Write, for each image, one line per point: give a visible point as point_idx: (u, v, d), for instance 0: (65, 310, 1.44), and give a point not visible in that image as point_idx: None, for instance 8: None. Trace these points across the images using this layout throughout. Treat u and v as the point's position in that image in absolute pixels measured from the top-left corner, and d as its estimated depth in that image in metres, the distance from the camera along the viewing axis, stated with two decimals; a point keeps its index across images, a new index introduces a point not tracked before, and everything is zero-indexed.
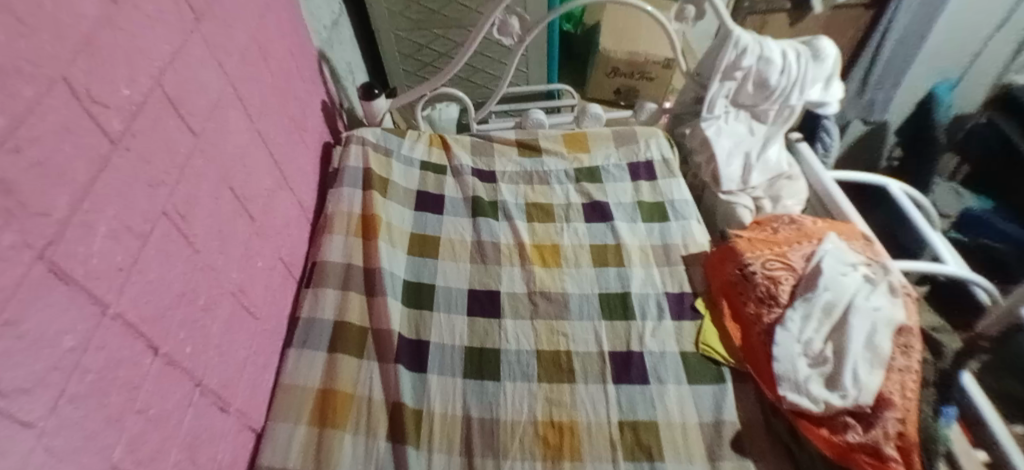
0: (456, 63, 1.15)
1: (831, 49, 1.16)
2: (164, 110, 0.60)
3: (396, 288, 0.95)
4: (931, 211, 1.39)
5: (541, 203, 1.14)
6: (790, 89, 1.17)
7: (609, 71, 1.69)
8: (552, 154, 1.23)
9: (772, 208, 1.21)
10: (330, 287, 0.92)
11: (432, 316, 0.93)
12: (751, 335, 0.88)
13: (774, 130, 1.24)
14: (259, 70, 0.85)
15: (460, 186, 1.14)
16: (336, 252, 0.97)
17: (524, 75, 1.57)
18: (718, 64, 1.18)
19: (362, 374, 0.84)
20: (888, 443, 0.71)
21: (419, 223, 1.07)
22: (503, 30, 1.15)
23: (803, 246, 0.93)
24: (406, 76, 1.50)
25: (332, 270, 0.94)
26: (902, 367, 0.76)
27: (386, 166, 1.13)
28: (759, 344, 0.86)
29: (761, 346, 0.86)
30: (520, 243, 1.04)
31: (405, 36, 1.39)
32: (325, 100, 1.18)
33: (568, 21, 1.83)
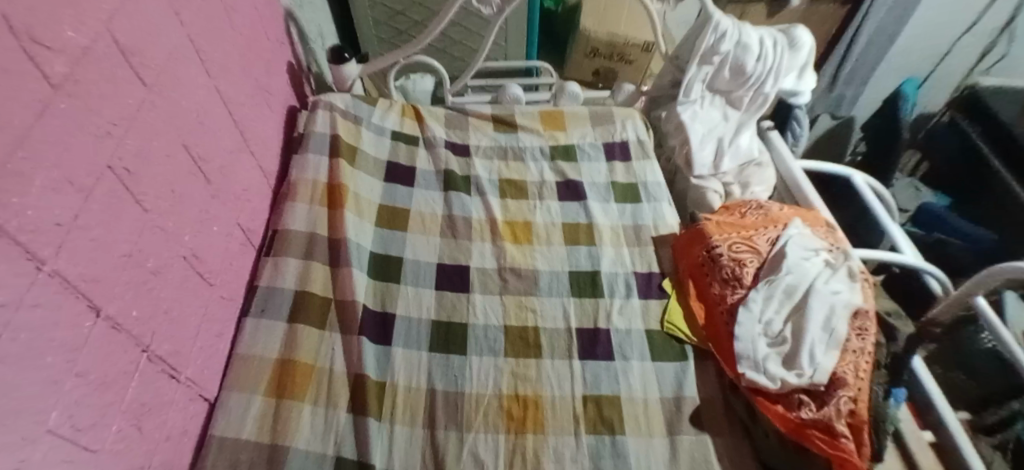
0: (433, 32, 1.12)
1: (807, 38, 1.17)
2: (112, 57, 0.55)
3: (362, 259, 0.92)
4: (892, 203, 1.43)
5: (514, 180, 1.13)
6: (765, 76, 1.18)
7: (589, 51, 1.68)
8: (527, 131, 1.22)
9: (741, 194, 1.21)
10: (293, 257, 0.89)
11: (400, 290, 0.91)
12: (715, 315, 0.89)
13: (747, 117, 1.25)
14: (221, 25, 0.81)
15: (433, 160, 1.12)
16: (301, 221, 0.94)
17: (502, 49, 1.53)
18: (697, 48, 1.18)
19: (324, 345, 0.82)
20: (839, 420, 0.73)
21: (388, 195, 1.05)
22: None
23: (769, 231, 0.95)
24: (380, 43, 1.46)
25: (296, 238, 0.91)
26: (857, 349, 0.78)
27: (355, 134, 1.09)
28: (722, 324, 0.88)
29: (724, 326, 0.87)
30: (491, 219, 1.03)
31: (380, 2, 1.35)
32: (291, 62, 1.13)
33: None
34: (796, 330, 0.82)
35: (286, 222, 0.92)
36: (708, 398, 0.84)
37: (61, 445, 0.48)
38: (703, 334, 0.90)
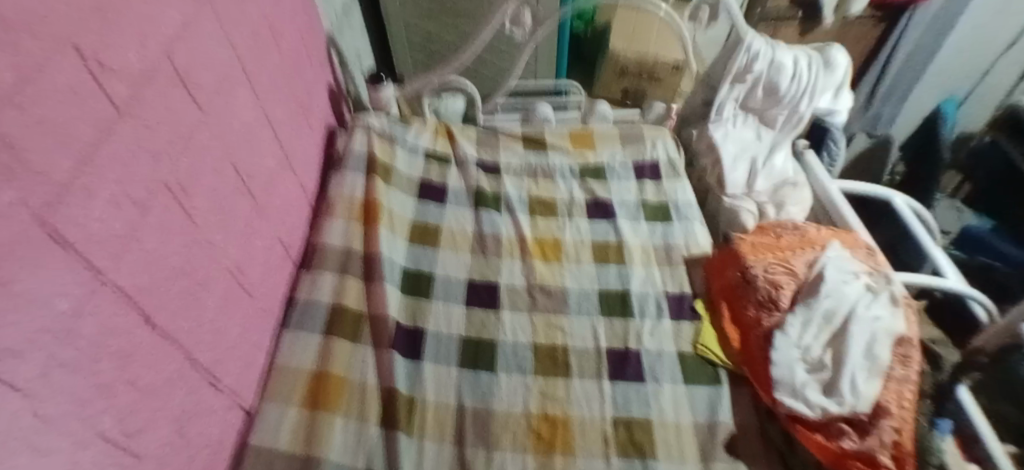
0: (466, 54, 1.14)
1: (844, 58, 1.15)
2: (170, 79, 0.59)
3: (394, 275, 0.94)
4: (934, 225, 1.38)
5: (544, 198, 1.14)
6: (800, 96, 1.17)
7: (618, 72, 1.69)
8: (557, 150, 1.23)
9: (776, 214, 1.16)
10: (329, 272, 0.91)
11: (430, 305, 0.92)
12: (750, 339, 0.87)
13: (781, 137, 1.24)
14: (269, 48, 0.85)
15: (463, 177, 1.14)
16: (337, 237, 0.96)
17: (533, 70, 1.56)
18: (730, 67, 1.17)
19: (356, 359, 0.83)
20: (883, 451, 0.70)
21: (420, 212, 1.07)
22: (516, 22, 1.14)
23: (805, 253, 0.93)
24: (414, 65, 1.50)
25: (332, 254, 0.93)
26: (901, 377, 0.76)
27: (390, 153, 1.12)
28: (757, 349, 0.85)
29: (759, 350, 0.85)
30: (521, 237, 1.04)
31: (416, 25, 1.39)
32: (331, 84, 1.17)
33: (579, 19, 1.83)
34: (836, 356, 0.80)
35: (323, 238, 0.95)
36: (744, 425, 0.82)
37: (110, 449, 0.50)
38: (737, 358, 0.88)
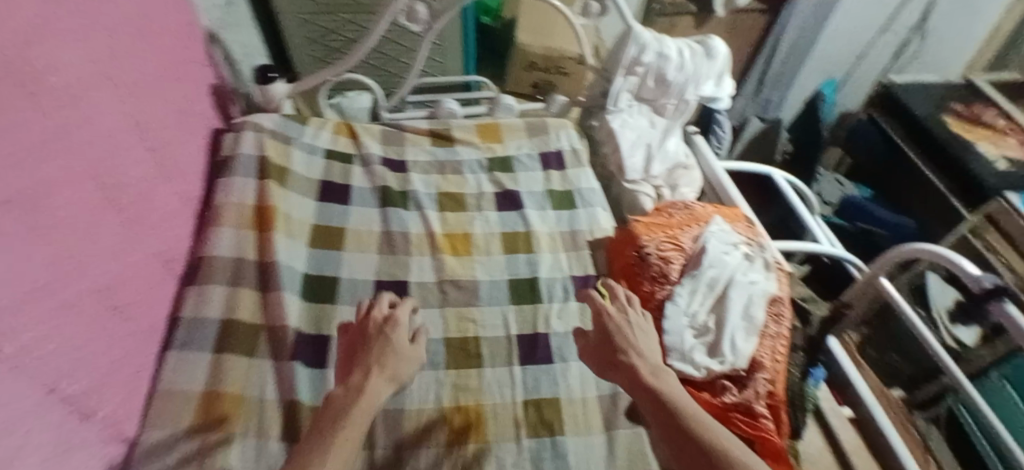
0: (360, 52, 1.11)
1: (722, 48, 1.27)
2: (12, 85, 0.54)
3: (293, 282, 0.90)
4: (812, 201, 1.52)
5: (452, 192, 1.15)
6: (686, 85, 1.28)
7: (527, 64, 1.75)
8: (465, 144, 1.25)
9: (670, 196, 1.32)
10: (417, 352, 0.70)
11: (335, 311, 0.89)
12: (620, 329, 0.73)
13: (672, 123, 1.35)
14: (131, 50, 0.79)
15: (369, 176, 1.12)
16: (407, 306, 0.74)
17: (439, 65, 1.56)
18: (621, 59, 1.26)
19: (253, 375, 0.78)
20: (758, 401, 0.83)
21: (323, 214, 1.03)
22: (410, 17, 1.09)
23: (692, 229, 1.04)
24: (313, 62, 1.46)
25: (404, 307, 0.73)
26: (774, 334, 0.90)
27: (285, 155, 1.07)
28: (614, 340, 0.72)
29: (631, 345, 0.71)
30: (430, 233, 1.04)
31: (311, 21, 1.36)
32: (215, 84, 1.11)
33: (486, 13, 1.88)
34: (644, 332, 0.74)
35: (391, 308, 0.72)
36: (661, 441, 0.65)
37: None
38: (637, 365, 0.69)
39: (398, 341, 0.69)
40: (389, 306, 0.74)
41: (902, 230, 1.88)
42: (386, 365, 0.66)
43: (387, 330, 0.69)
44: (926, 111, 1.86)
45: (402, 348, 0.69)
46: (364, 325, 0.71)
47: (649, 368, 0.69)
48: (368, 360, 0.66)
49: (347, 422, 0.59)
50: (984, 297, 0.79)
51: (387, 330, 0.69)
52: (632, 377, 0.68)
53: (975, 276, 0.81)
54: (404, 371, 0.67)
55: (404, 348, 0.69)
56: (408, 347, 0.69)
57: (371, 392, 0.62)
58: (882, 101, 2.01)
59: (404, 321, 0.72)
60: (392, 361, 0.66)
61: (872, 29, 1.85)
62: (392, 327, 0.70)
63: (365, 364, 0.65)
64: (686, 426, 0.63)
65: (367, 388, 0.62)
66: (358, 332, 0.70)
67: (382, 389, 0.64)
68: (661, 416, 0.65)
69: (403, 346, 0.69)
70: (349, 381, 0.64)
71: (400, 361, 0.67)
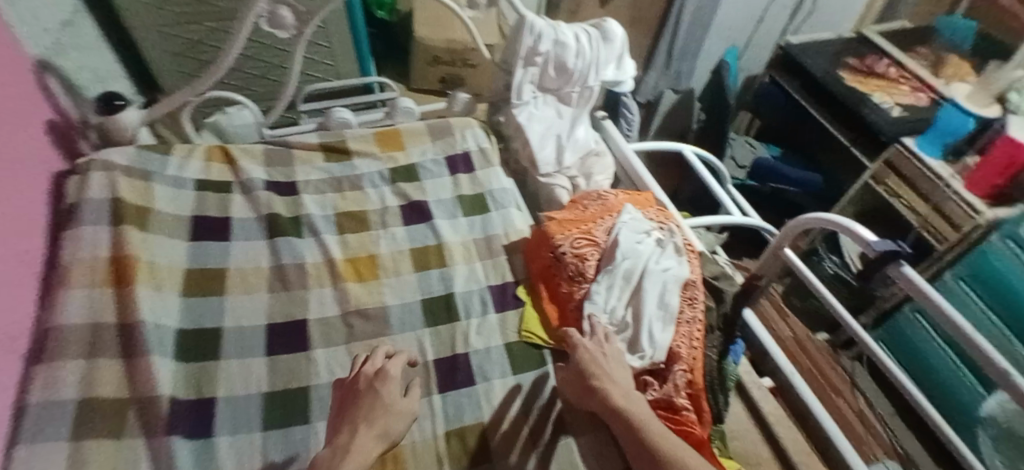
0: (221, 66, 0.98)
1: (618, 30, 1.25)
2: None
3: (164, 342, 0.80)
4: (726, 174, 1.52)
5: (353, 211, 1.06)
6: (587, 71, 1.25)
7: (431, 59, 1.65)
8: (363, 156, 1.15)
9: (586, 185, 1.29)
10: (410, 405, 0.73)
11: (218, 367, 0.80)
12: (592, 359, 0.80)
13: (579, 111, 1.31)
14: None
15: (251, 205, 1.01)
16: (400, 360, 0.77)
17: (331, 68, 1.42)
18: (519, 50, 1.20)
19: (122, 462, 0.68)
20: (678, 394, 0.82)
21: (198, 255, 0.92)
22: (274, 22, 0.97)
23: (605, 221, 1.01)
24: (183, 78, 1.31)
25: (395, 361, 0.76)
26: (689, 319, 0.88)
27: (145, 194, 0.95)
28: (586, 371, 0.79)
29: (603, 373, 0.78)
30: (329, 260, 0.95)
31: (172, 33, 1.21)
32: (54, 118, 0.97)
33: (381, 7, 1.75)
34: (616, 360, 0.81)
35: (380, 363, 0.76)
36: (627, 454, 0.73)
37: None
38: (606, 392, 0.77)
39: (390, 395, 0.72)
40: (383, 358, 0.78)
41: (811, 185, 1.98)
42: (381, 424, 0.68)
43: (377, 385, 0.72)
44: (824, 70, 1.87)
45: (394, 403, 0.71)
46: (355, 381, 0.74)
47: (620, 393, 0.76)
48: (363, 418, 0.68)
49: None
50: (882, 260, 0.80)
51: (381, 387, 0.72)
52: (603, 402, 0.76)
53: (870, 241, 0.82)
54: (393, 427, 0.69)
55: (395, 402, 0.71)
56: (399, 401, 0.72)
57: (358, 450, 0.64)
58: (784, 64, 2.00)
59: (397, 376, 0.74)
60: (382, 416, 0.69)
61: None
62: (383, 382, 0.72)
63: (357, 427, 0.67)
64: (648, 444, 0.71)
65: (353, 446, 0.64)
66: (350, 387, 0.73)
67: (371, 446, 0.65)
68: (627, 434, 0.73)
69: (395, 398, 0.72)
70: (337, 441, 0.66)
71: (390, 416, 0.69)
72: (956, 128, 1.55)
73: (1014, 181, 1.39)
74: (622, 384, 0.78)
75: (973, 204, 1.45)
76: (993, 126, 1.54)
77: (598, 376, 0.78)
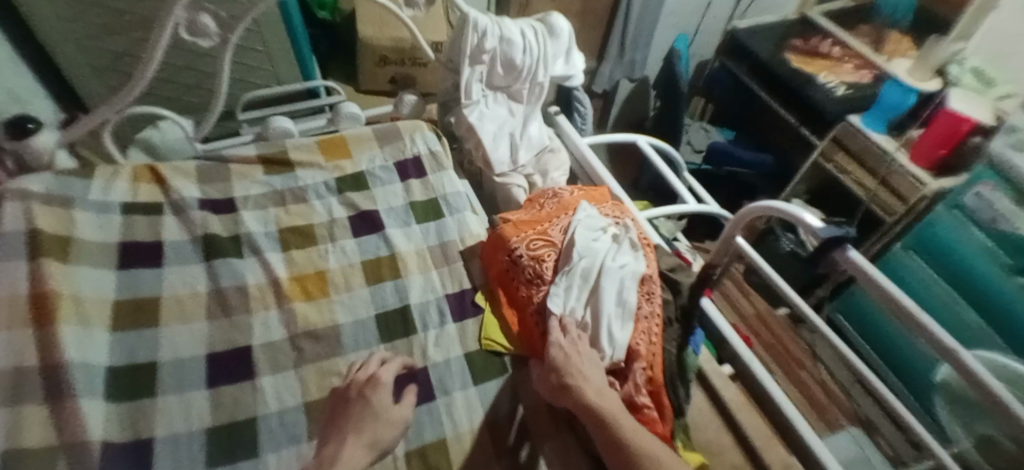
0: (142, 80, 0.92)
1: (564, 25, 1.25)
2: None
3: (93, 382, 0.74)
4: (681, 163, 1.53)
5: (297, 225, 1.01)
6: (536, 67, 1.23)
7: (378, 60, 1.59)
8: (307, 167, 1.10)
9: (543, 183, 1.29)
10: (401, 413, 0.74)
11: (155, 405, 0.75)
12: (566, 356, 0.79)
13: (531, 108, 1.29)
14: None
15: (186, 226, 0.95)
16: (390, 368, 0.79)
17: (270, 74, 1.35)
18: (464, 48, 1.17)
19: None
20: (639, 392, 0.82)
21: (127, 285, 0.86)
22: (195, 30, 0.92)
23: (560, 220, 0.99)
24: (108, 93, 1.22)
25: (385, 369, 0.78)
26: (648, 314, 0.87)
27: (66, 222, 0.88)
28: (557, 367, 0.78)
29: (577, 371, 0.77)
30: (274, 280, 0.91)
31: (91, 46, 1.13)
32: None
33: (321, 8, 1.68)
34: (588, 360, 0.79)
35: (373, 369, 0.78)
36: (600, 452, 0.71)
37: None
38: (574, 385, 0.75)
39: (382, 403, 0.72)
40: (378, 365, 0.80)
41: (762, 166, 2.01)
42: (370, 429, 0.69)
43: (367, 393, 0.73)
44: (770, 53, 1.90)
45: (387, 412, 0.72)
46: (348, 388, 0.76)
47: (593, 389, 0.74)
48: (350, 424, 0.70)
49: None
50: (827, 245, 0.80)
51: (371, 397, 0.73)
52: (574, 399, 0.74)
53: (815, 227, 0.83)
54: (383, 436, 0.70)
55: (386, 410, 0.72)
56: (390, 409, 0.73)
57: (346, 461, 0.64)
58: (732, 50, 2.05)
59: (390, 383, 0.76)
60: (371, 425, 0.70)
61: None
62: (374, 390, 0.74)
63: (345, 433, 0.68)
64: (618, 442, 0.68)
65: (342, 456, 0.65)
66: (343, 396, 0.75)
67: None
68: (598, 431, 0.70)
69: (387, 407, 0.73)
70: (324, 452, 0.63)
71: (380, 425, 0.70)
72: (899, 102, 1.61)
73: (956, 150, 1.46)
74: (593, 379, 0.76)
75: (918, 176, 1.51)
76: (935, 98, 1.61)
77: (563, 368, 0.77)
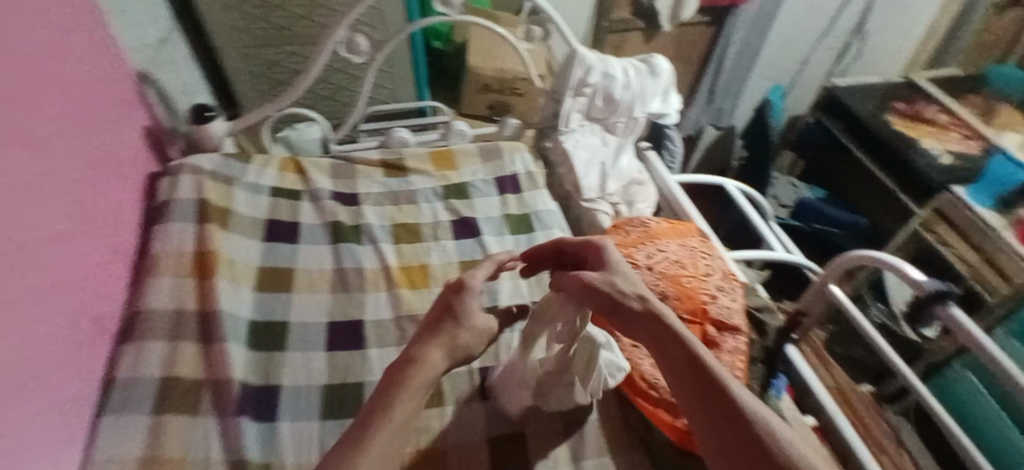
0: (300, 87, 1.08)
1: (665, 66, 1.31)
2: None
3: (238, 330, 0.86)
4: (767, 208, 1.56)
5: (407, 223, 1.13)
6: (633, 103, 1.31)
7: (480, 88, 1.73)
8: (418, 173, 1.23)
9: (628, 212, 1.34)
10: (486, 322, 0.74)
11: (284, 357, 0.86)
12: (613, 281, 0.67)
13: (624, 141, 1.38)
14: (48, 105, 0.74)
15: (318, 213, 1.09)
16: (478, 275, 0.79)
17: (391, 92, 1.52)
18: (569, 80, 1.26)
19: (196, 436, 0.73)
20: None
21: (269, 254, 1.00)
22: (351, 49, 1.07)
23: (646, 247, 1.04)
24: (259, 96, 1.42)
25: (473, 275, 0.78)
26: (733, 349, 0.88)
27: (227, 196, 1.04)
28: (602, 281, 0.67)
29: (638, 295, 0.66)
30: (385, 267, 1.02)
31: (253, 54, 1.33)
32: (151, 127, 1.08)
33: (437, 38, 1.85)
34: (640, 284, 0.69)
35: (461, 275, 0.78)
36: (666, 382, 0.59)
37: None
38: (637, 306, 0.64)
39: (467, 310, 0.73)
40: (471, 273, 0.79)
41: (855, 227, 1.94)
42: (448, 335, 0.70)
43: (455, 298, 0.74)
44: (869, 112, 1.89)
45: (470, 320, 0.72)
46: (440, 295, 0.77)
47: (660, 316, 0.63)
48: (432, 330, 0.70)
49: (405, 384, 0.62)
50: (926, 301, 0.81)
51: (457, 304, 0.73)
52: (638, 320, 0.63)
53: (918, 281, 0.83)
54: (469, 343, 0.71)
55: (470, 317, 0.73)
56: (476, 315, 0.73)
57: (427, 364, 0.65)
58: (829, 104, 2.02)
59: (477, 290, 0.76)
60: (452, 329, 0.71)
61: (812, 37, 1.91)
62: (461, 296, 0.74)
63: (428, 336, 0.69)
64: (697, 368, 0.56)
65: (427, 358, 0.66)
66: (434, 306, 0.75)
67: (437, 360, 0.66)
68: (668, 357, 0.59)
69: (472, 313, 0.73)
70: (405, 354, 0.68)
71: (465, 332, 0.71)
72: (1010, 177, 1.51)
73: None
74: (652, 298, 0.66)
75: None
76: None
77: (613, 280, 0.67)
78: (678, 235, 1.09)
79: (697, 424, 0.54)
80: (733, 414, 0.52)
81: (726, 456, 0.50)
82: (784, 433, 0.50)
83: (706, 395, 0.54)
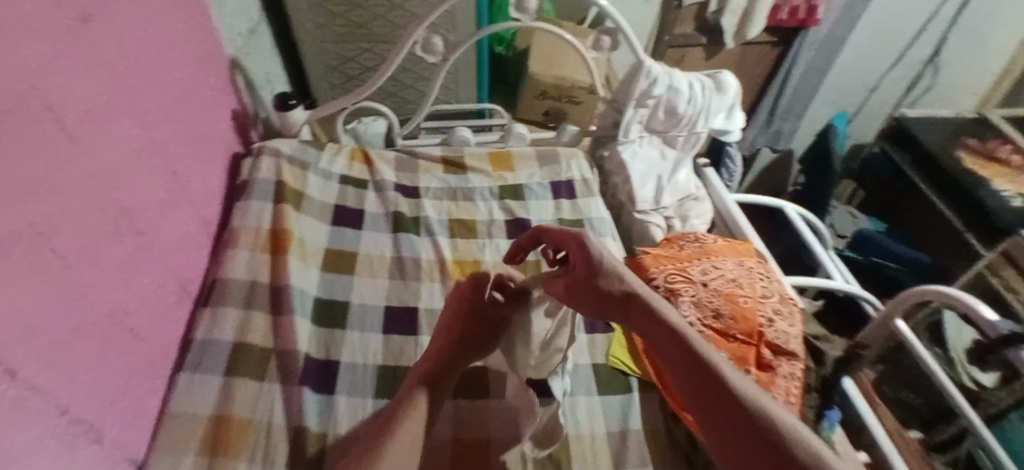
0: (376, 82, 1.13)
1: (733, 82, 1.29)
2: (42, 115, 0.55)
3: (304, 305, 0.91)
4: (825, 235, 1.52)
5: (463, 218, 1.16)
6: (698, 117, 1.29)
7: (539, 94, 1.75)
8: (476, 172, 1.26)
9: (681, 227, 1.32)
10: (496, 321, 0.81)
11: (343, 335, 0.90)
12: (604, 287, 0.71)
13: (683, 155, 1.35)
14: (156, 80, 0.81)
15: (381, 202, 1.13)
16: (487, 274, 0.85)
17: (453, 92, 1.56)
18: (632, 91, 1.27)
19: (262, 399, 0.78)
20: None
21: (335, 238, 1.05)
22: (426, 48, 1.12)
23: (700, 262, 1.03)
24: (332, 88, 1.49)
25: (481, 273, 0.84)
26: (788, 374, 0.86)
27: (301, 179, 1.10)
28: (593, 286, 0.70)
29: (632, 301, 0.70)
30: (441, 260, 1.04)
31: (331, 49, 1.40)
32: (238, 110, 1.15)
33: (500, 43, 1.89)
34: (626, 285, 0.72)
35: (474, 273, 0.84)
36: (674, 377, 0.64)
37: None
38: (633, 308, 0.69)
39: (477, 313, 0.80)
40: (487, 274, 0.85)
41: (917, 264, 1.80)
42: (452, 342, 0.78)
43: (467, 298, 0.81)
44: (942, 146, 1.81)
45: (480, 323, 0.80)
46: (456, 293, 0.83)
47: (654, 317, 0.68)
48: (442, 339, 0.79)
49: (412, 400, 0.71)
50: (997, 344, 0.77)
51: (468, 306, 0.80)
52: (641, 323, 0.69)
53: (993, 323, 0.79)
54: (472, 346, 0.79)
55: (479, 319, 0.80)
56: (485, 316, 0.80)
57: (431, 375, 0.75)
58: (898, 135, 1.92)
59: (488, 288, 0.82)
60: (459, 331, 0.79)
61: (884, 64, 1.85)
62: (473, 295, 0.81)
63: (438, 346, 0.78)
64: (692, 364, 0.62)
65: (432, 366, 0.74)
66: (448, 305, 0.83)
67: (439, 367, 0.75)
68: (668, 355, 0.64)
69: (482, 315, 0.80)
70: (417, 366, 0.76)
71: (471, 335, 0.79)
72: None
73: None
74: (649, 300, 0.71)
75: None
76: None
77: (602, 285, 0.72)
78: (733, 252, 1.08)
79: (699, 413, 0.59)
80: (725, 400, 0.57)
81: (722, 440, 0.55)
82: (775, 414, 0.55)
83: (704, 388, 0.59)
